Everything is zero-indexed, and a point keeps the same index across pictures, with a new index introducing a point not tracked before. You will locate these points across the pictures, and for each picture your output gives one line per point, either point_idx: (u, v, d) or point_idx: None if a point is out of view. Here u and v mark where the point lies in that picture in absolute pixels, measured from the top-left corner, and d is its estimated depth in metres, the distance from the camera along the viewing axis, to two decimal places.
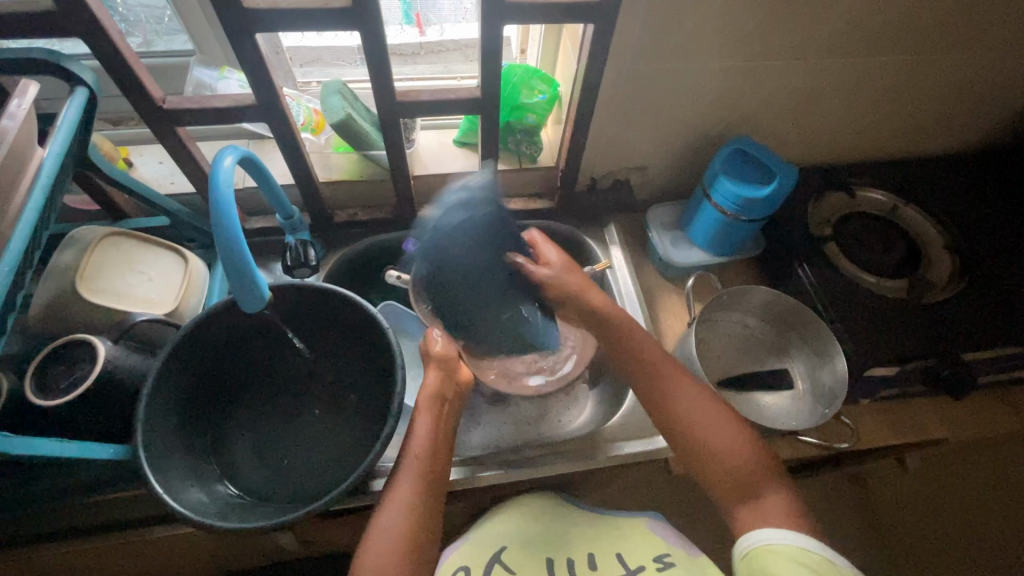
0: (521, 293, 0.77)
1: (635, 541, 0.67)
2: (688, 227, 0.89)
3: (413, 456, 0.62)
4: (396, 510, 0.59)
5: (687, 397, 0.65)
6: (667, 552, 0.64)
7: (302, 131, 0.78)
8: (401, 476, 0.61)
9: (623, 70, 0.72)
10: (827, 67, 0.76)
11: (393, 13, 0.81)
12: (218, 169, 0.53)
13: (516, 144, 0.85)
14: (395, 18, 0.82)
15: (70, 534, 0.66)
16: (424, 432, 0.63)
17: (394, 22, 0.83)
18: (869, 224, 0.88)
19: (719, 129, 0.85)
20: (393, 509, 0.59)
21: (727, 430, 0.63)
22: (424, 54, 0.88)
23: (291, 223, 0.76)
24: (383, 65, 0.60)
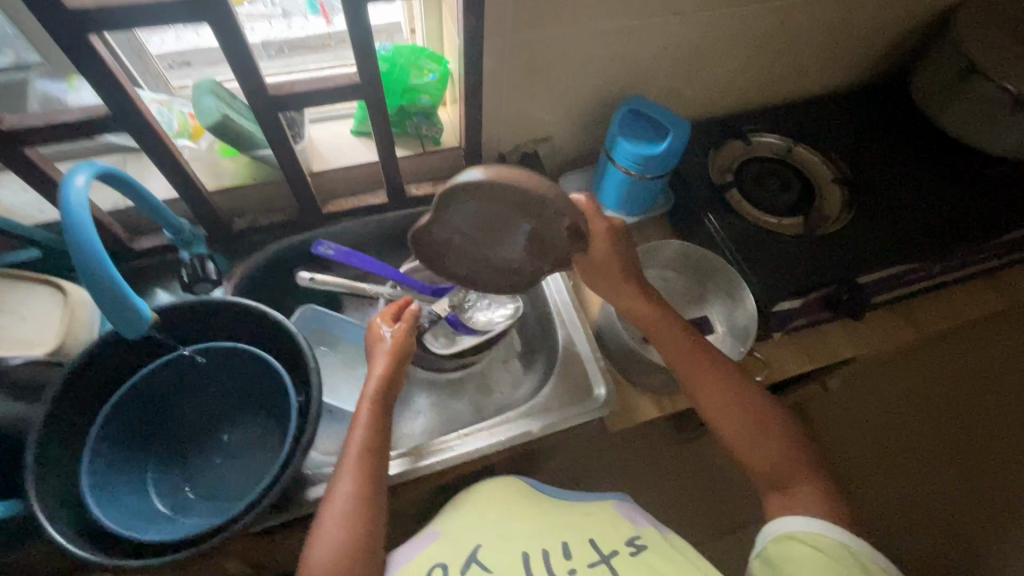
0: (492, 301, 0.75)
1: (605, 523, 0.68)
2: (599, 191, 0.90)
3: (348, 496, 0.58)
4: (326, 551, 0.56)
5: (724, 396, 0.65)
6: (638, 535, 0.65)
7: (178, 139, 0.72)
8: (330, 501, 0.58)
9: (506, 41, 0.71)
10: (707, 18, 0.78)
11: (294, 4, 0.76)
12: (69, 190, 0.49)
13: (415, 127, 0.82)
14: (298, 8, 0.77)
15: None
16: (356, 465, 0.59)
17: (299, 13, 0.78)
18: (767, 166, 0.92)
19: (615, 92, 0.86)
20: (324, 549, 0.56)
21: (764, 440, 0.64)
22: (336, 45, 0.83)
23: (182, 238, 0.72)
24: (246, 58, 0.56)
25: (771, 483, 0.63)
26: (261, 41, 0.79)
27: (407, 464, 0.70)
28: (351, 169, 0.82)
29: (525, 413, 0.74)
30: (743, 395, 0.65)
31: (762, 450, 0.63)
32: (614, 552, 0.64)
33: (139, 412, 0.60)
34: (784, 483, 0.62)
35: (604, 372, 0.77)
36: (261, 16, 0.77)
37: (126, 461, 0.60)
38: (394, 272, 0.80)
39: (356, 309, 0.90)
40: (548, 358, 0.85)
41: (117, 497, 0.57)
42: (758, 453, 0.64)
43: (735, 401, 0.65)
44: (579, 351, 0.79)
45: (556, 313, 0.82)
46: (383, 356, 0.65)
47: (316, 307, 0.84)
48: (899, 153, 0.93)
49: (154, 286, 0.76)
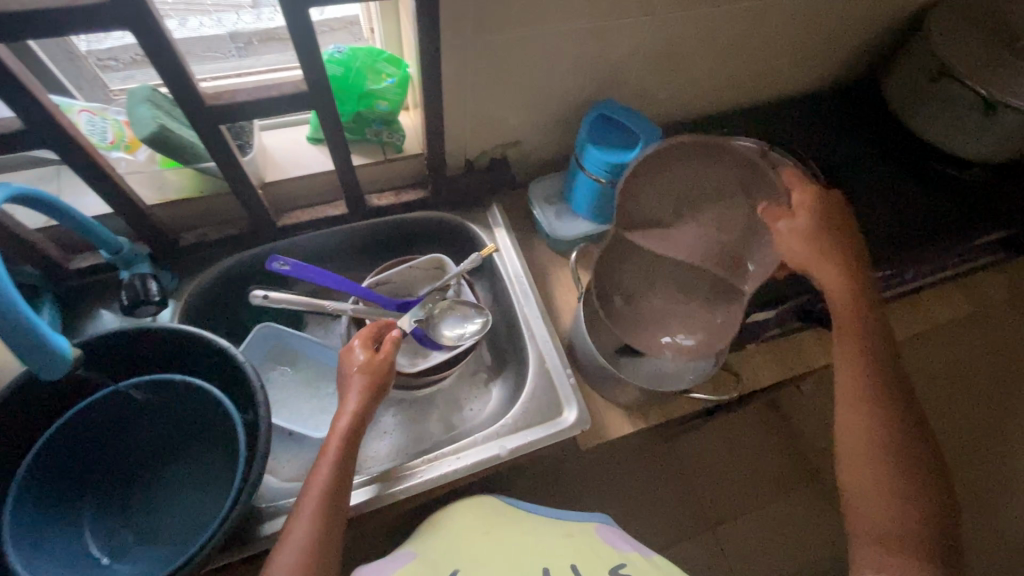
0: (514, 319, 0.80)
1: (591, 548, 0.62)
2: (569, 198, 0.87)
3: (302, 546, 0.53)
4: None
5: (851, 418, 0.61)
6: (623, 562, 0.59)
7: (111, 151, 0.66)
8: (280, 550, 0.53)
9: (466, 43, 0.67)
10: (677, 21, 0.75)
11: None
12: None
13: (375, 134, 0.78)
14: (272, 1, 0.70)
15: None
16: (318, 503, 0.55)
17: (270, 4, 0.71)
18: None
19: (584, 96, 0.83)
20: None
21: (869, 481, 0.59)
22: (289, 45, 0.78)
23: (121, 257, 0.68)
24: (177, 66, 0.52)
25: (874, 532, 0.57)
26: (229, 32, 0.72)
27: (371, 492, 0.67)
28: (307, 179, 0.78)
29: (494, 434, 0.72)
30: (879, 433, 0.60)
31: (867, 493, 0.59)
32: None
33: (71, 457, 0.57)
34: (885, 542, 0.56)
35: (574, 390, 0.74)
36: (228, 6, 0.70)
37: (59, 509, 0.56)
38: (353, 287, 0.77)
39: (317, 325, 0.85)
40: (518, 373, 0.82)
41: (47, 546, 0.53)
42: (869, 503, 0.58)
43: (856, 425, 0.61)
44: (549, 366, 0.77)
45: (525, 328, 0.79)
46: (354, 386, 0.62)
47: (274, 325, 0.80)
48: (870, 160, 0.92)
49: (92, 307, 0.71)
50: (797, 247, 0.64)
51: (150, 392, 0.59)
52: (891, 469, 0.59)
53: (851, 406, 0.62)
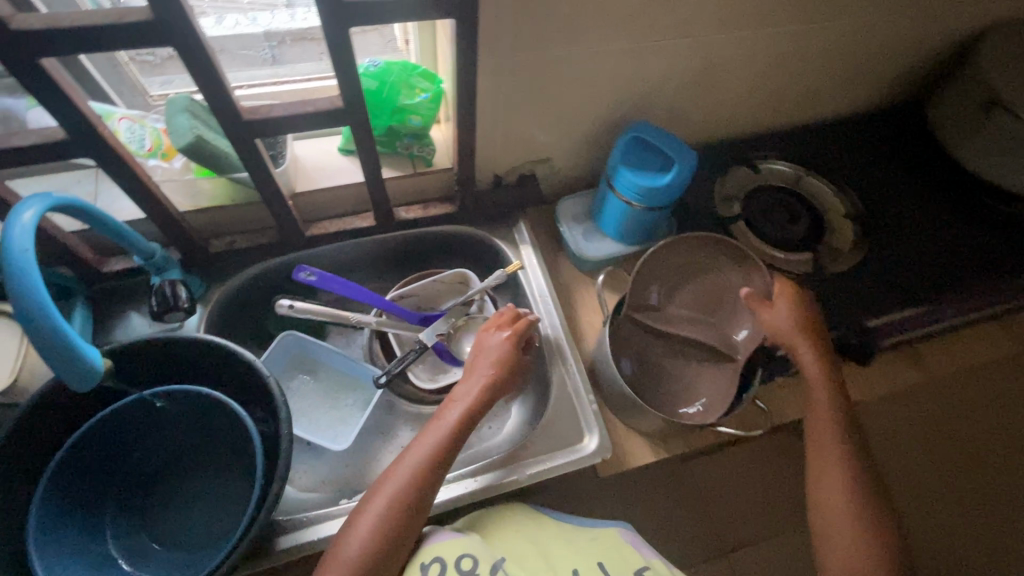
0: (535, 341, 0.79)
1: (615, 551, 0.65)
2: (598, 218, 0.86)
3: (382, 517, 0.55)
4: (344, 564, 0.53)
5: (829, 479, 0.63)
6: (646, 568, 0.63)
7: (149, 158, 0.67)
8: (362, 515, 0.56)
9: (502, 62, 0.66)
10: (717, 43, 0.73)
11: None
12: (12, 228, 0.44)
13: (406, 148, 0.78)
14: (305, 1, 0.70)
15: None
16: (409, 490, 0.56)
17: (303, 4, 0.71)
18: (776, 197, 0.88)
19: (618, 115, 0.81)
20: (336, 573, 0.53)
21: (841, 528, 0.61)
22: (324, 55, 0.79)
23: (153, 262, 0.68)
24: (217, 82, 0.52)
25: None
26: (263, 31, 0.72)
27: (446, 489, 0.67)
28: (337, 190, 0.78)
29: (512, 457, 0.70)
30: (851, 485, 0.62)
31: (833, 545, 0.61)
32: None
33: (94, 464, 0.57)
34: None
35: (596, 416, 0.73)
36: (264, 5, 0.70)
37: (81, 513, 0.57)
38: (377, 300, 0.77)
39: (339, 335, 0.86)
40: (539, 392, 0.81)
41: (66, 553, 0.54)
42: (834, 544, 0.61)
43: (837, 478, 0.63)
44: (571, 390, 0.75)
45: (548, 349, 0.78)
46: (495, 364, 0.64)
47: (297, 333, 0.80)
48: (911, 189, 0.89)
49: (123, 310, 0.72)
50: (779, 325, 0.68)
51: (178, 403, 0.59)
52: (868, 538, 0.60)
53: (835, 466, 0.64)
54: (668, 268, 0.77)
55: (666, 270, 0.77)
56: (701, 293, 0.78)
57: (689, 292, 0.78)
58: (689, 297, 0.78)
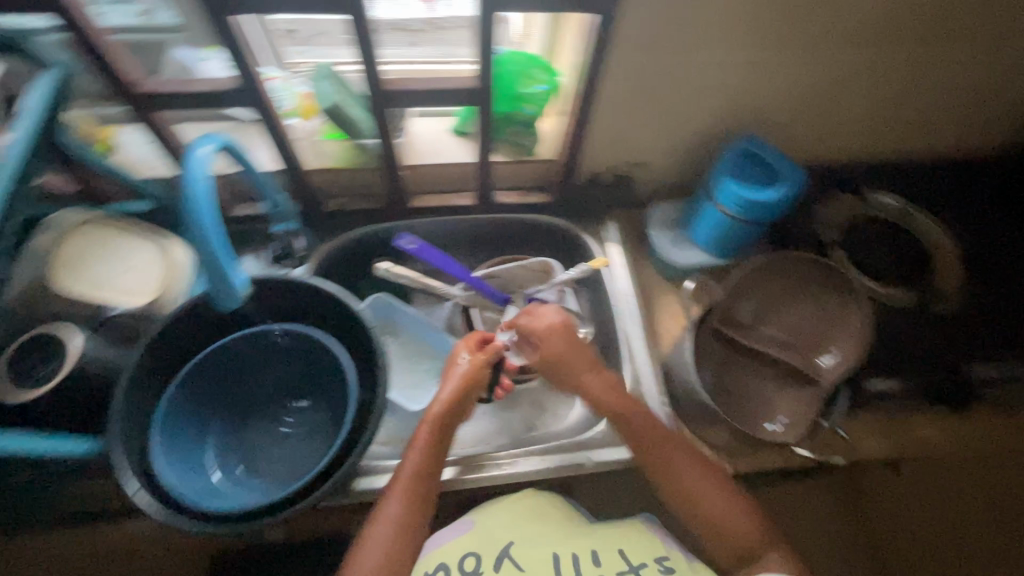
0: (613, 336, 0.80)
1: (630, 537, 0.65)
2: (689, 227, 0.86)
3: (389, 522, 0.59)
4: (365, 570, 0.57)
5: (691, 476, 0.65)
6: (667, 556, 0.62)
7: (288, 117, 0.73)
8: (372, 523, 0.59)
9: (627, 61, 0.68)
10: (843, 62, 0.72)
11: None
12: (193, 158, 0.51)
13: (515, 134, 0.80)
14: None
15: None
16: (417, 466, 0.61)
17: None
18: (876, 230, 0.85)
19: (726, 127, 0.82)
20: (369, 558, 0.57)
21: (731, 512, 0.63)
22: None
23: (277, 211, 0.74)
24: (371, 50, 0.57)
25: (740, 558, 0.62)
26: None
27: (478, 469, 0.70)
28: (444, 168, 0.82)
29: (580, 444, 0.72)
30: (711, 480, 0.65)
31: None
32: (642, 565, 0.62)
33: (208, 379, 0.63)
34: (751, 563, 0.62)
35: (667, 419, 0.73)
36: None
37: (197, 420, 0.62)
38: (464, 275, 0.81)
39: (423, 305, 0.90)
40: (608, 388, 0.82)
41: (180, 454, 0.59)
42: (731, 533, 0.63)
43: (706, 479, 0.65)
44: (644, 391, 0.76)
45: (625, 346, 0.79)
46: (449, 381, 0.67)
47: (388, 297, 0.85)
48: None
49: (244, 251, 0.79)
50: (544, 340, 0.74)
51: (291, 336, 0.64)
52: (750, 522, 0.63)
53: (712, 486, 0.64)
54: (757, 287, 0.77)
55: (758, 291, 0.77)
56: (794, 316, 0.77)
57: (778, 317, 0.78)
58: (778, 319, 0.78)
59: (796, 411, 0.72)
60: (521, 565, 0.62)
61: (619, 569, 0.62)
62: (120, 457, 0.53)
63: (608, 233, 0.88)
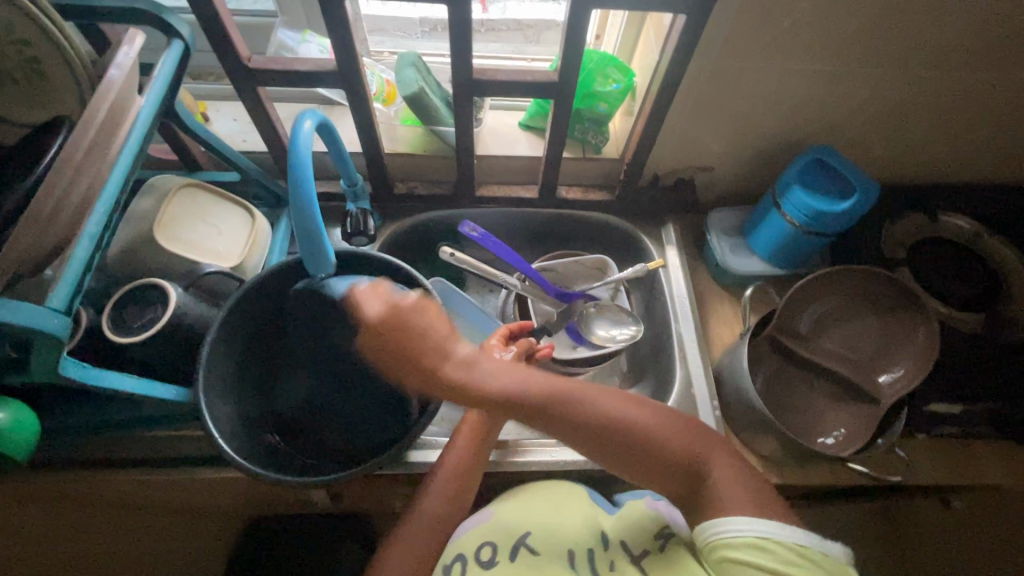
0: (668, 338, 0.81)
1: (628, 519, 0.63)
2: (750, 235, 0.86)
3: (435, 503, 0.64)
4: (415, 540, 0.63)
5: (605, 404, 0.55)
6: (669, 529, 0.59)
7: (374, 100, 0.78)
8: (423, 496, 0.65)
9: (709, 64, 0.69)
10: (930, 79, 0.71)
11: None
12: (298, 132, 0.54)
13: (583, 132, 0.83)
14: None
15: (112, 466, 0.67)
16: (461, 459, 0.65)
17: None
18: (947, 251, 0.83)
19: (799, 137, 0.81)
20: (408, 541, 0.62)
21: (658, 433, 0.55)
22: None
23: (353, 191, 0.77)
24: (465, 41, 0.60)
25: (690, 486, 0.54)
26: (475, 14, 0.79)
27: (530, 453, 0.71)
28: (512, 160, 0.84)
29: None
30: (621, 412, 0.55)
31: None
32: (643, 554, 0.58)
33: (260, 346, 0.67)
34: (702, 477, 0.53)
35: (718, 424, 0.73)
36: None
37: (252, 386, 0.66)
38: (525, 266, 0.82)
39: (477, 292, 0.93)
40: (657, 389, 0.82)
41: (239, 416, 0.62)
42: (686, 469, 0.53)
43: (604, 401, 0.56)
44: (695, 393, 0.76)
45: (679, 348, 0.80)
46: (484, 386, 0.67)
47: (446, 281, 0.88)
48: None
49: None
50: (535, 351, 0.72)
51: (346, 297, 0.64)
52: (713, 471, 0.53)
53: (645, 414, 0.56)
54: (821, 300, 0.76)
55: (822, 301, 0.76)
56: (859, 330, 0.76)
57: (841, 329, 0.76)
58: (841, 333, 0.76)
59: (853, 426, 0.72)
60: (535, 548, 0.61)
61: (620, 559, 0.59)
62: (205, 408, 0.57)
63: (666, 236, 0.89)
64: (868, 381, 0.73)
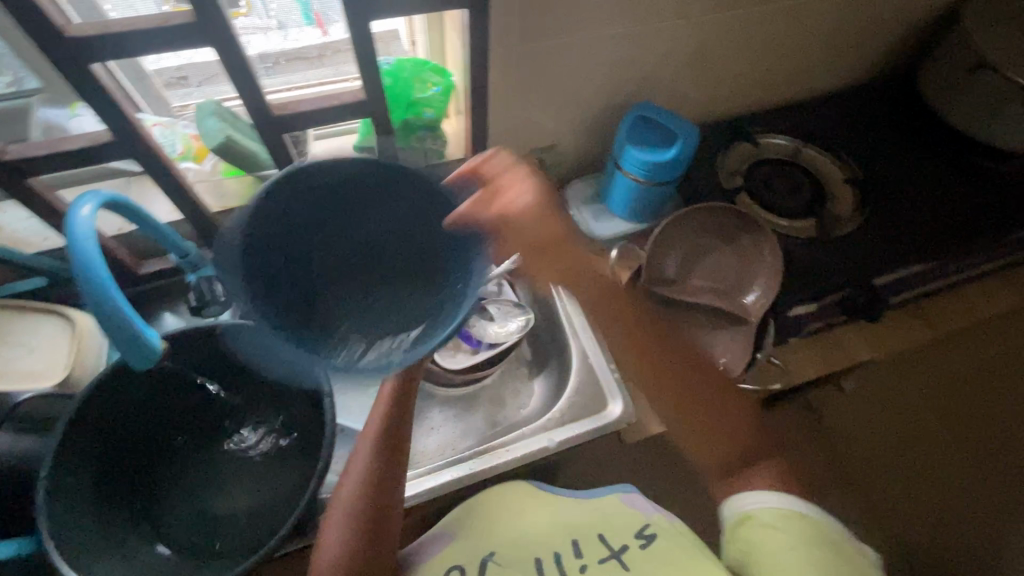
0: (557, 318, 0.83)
1: (613, 515, 0.68)
2: (606, 199, 0.89)
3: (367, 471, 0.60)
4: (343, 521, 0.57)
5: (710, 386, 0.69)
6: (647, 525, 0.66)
7: (182, 161, 0.71)
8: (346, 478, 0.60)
9: (511, 50, 0.70)
10: (712, 22, 0.77)
11: (289, 15, 0.71)
12: (74, 221, 0.48)
13: (420, 141, 0.81)
14: (293, 20, 0.73)
15: None
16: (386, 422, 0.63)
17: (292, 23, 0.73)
18: (776, 169, 0.91)
19: (621, 98, 0.85)
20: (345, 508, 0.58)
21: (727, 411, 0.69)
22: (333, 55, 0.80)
23: (188, 260, 0.71)
24: (250, 80, 0.56)
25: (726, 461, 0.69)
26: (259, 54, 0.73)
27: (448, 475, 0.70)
28: None
29: (542, 427, 0.73)
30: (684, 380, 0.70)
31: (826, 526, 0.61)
32: (623, 547, 0.65)
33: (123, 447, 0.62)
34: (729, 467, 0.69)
35: (620, 386, 0.76)
36: (255, 28, 0.72)
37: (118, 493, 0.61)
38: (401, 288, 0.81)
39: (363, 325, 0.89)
40: (561, 369, 0.84)
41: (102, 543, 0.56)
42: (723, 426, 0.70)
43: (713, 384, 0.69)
44: (593, 362, 0.79)
45: (568, 324, 0.82)
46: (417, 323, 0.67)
47: (324, 325, 0.83)
48: (909, 154, 0.93)
49: (159, 310, 0.76)
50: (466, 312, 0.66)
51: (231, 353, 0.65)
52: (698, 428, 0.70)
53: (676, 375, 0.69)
54: (677, 244, 0.80)
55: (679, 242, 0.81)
56: (715, 257, 0.81)
57: (700, 264, 0.82)
58: (702, 267, 0.82)
59: (732, 348, 0.77)
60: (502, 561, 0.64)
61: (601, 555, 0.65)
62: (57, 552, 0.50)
63: None
64: (736, 304, 0.78)
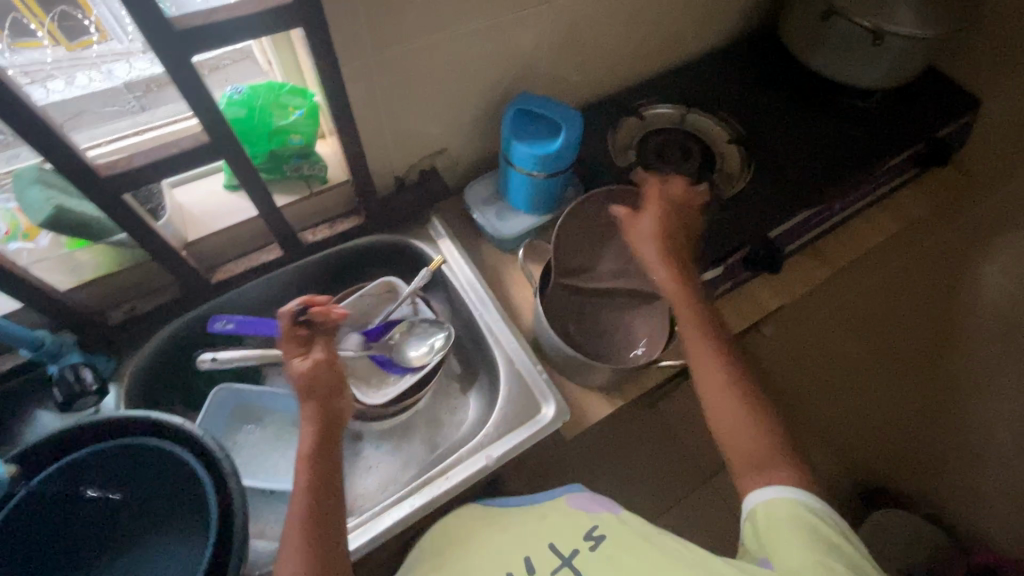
0: (478, 329, 0.81)
1: (561, 518, 0.67)
2: (506, 195, 0.87)
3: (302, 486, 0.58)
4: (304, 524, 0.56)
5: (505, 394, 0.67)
6: (595, 526, 0.64)
7: (8, 243, 0.63)
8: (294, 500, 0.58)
9: (367, 60, 0.65)
10: (576, 2, 0.75)
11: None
12: None
13: (295, 170, 0.75)
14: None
15: None
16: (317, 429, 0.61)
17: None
18: (666, 137, 0.92)
19: (501, 92, 0.82)
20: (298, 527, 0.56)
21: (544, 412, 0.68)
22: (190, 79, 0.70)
23: (46, 351, 0.63)
24: (59, 143, 0.49)
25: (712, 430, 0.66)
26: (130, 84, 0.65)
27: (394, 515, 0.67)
28: (234, 229, 0.74)
29: (476, 446, 0.71)
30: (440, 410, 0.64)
31: (751, 478, 0.65)
32: (573, 554, 0.63)
33: None
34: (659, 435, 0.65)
35: (550, 387, 0.75)
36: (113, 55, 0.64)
37: None
38: None
39: (276, 374, 0.83)
40: (491, 378, 0.82)
41: None
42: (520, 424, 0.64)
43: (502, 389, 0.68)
44: (519, 366, 0.77)
45: (488, 332, 0.79)
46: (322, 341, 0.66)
47: (230, 385, 0.77)
48: (784, 103, 0.97)
49: (29, 409, 0.67)
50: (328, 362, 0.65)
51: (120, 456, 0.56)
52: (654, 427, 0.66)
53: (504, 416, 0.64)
54: (580, 231, 0.80)
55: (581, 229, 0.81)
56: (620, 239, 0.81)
57: (607, 249, 0.82)
58: (609, 251, 0.82)
59: (649, 324, 0.78)
60: None
61: (553, 565, 0.62)
62: None
63: (435, 232, 0.86)
64: (646, 281, 0.79)
